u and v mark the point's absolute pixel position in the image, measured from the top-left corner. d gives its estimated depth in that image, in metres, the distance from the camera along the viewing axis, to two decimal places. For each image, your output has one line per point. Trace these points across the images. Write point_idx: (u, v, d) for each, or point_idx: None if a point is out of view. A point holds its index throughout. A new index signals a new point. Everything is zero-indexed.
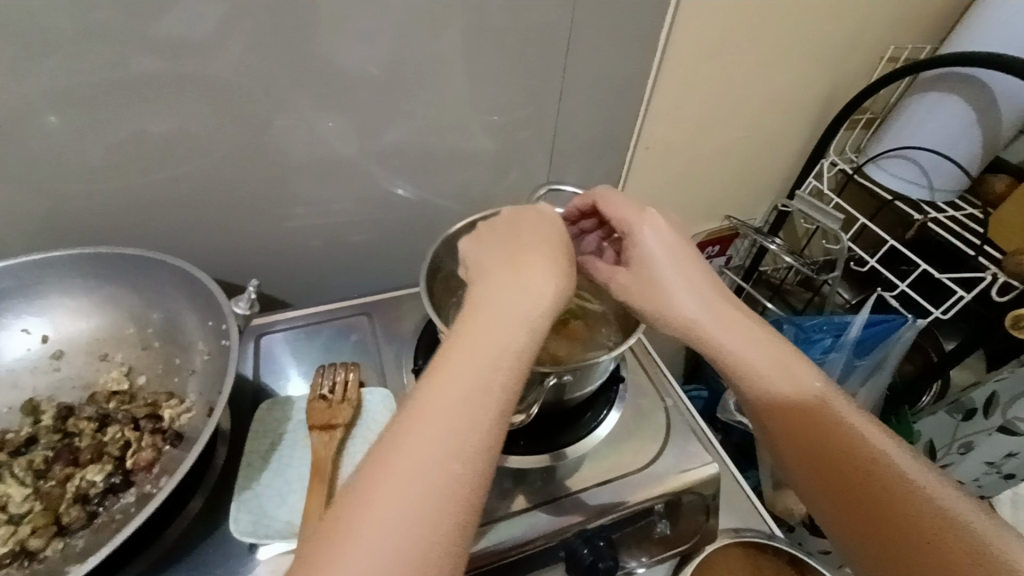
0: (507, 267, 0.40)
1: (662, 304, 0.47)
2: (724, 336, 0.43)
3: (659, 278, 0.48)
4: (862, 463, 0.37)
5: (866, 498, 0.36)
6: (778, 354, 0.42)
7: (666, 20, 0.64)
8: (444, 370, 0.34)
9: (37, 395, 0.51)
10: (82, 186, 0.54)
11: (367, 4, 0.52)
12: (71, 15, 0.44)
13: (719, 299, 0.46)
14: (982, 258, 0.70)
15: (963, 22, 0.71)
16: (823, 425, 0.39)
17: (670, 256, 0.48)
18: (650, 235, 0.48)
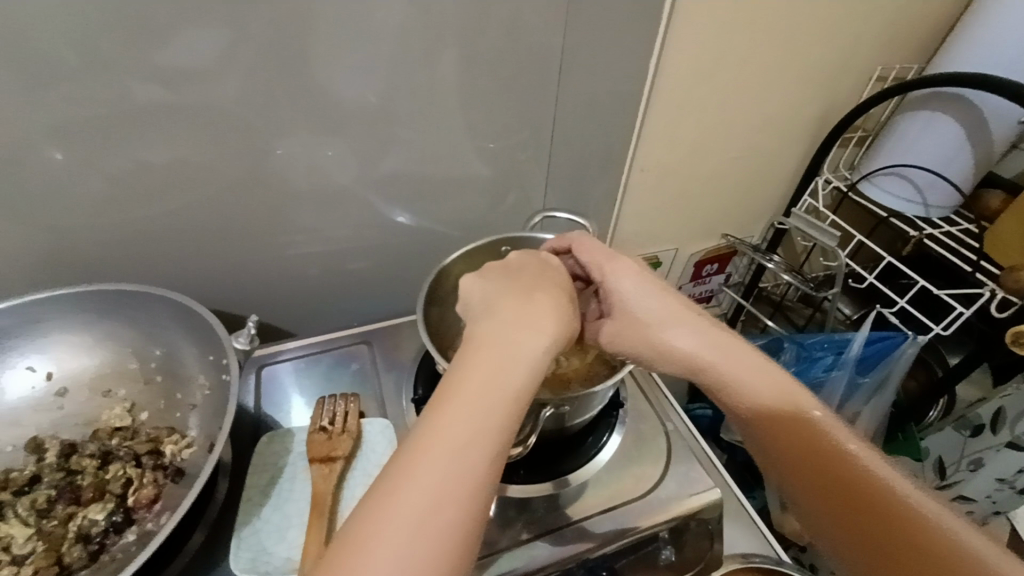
0: (517, 298, 0.41)
1: (654, 343, 0.45)
2: (727, 366, 0.42)
3: (642, 316, 0.46)
4: (870, 490, 0.36)
5: (877, 527, 0.35)
6: (778, 382, 0.41)
7: (654, 47, 0.65)
8: (447, 408, 0.34)
9: (39, 432, 0.51)
10: (85, 220, 0.55)
11: (361, 40, 0.53)
12: (77, 56, 0.46)
13: (711, 331, 0.45)
14: (980, 274, 0.70)
15: (949, 42, 0.73)
16: (830, 453, 0.38)
17: (648, 296, 0.47)
18: (627, 277, 0.48)
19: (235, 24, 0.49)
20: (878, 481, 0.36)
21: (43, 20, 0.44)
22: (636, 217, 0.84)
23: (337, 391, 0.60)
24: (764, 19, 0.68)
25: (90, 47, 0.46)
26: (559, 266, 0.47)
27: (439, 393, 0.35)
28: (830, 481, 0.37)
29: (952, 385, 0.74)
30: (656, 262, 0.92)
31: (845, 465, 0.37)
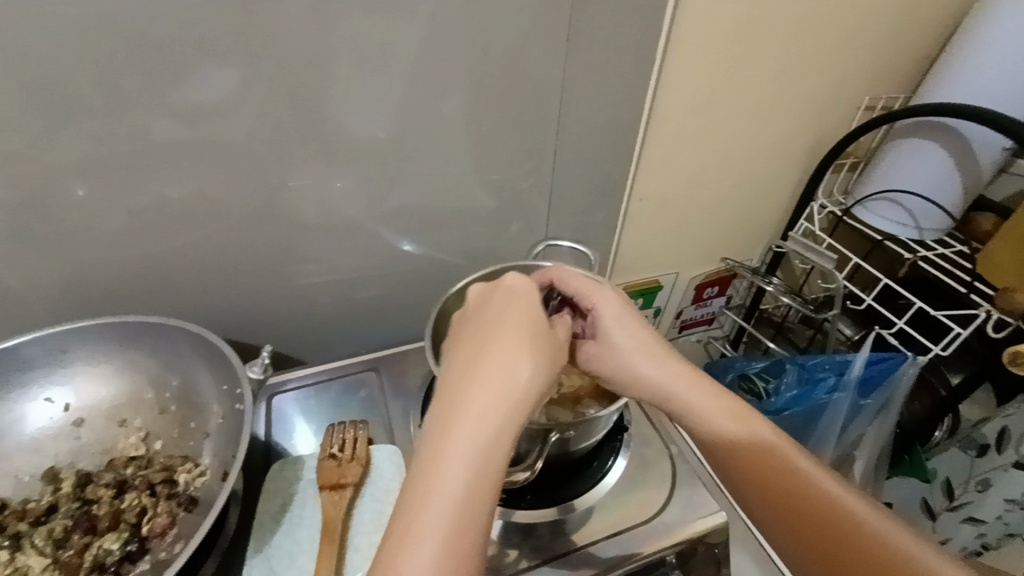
0: (494, 345, 0.41)
1: (625, 372, 0.48)
2: (694, 399, 0.47)
3: (613, 346, 0.49)
4: (815, 503, 0.45)
5: (815, 529, 0.45)
6: (736, 409, 0.47)
7: (651, 83, 0.68)
8: (435, 469, 0.35)
9: (57, 462, 0.53)
10: (105, 252, 0.57)
11: (373, 82, 0.56)
12: (105, 97, 0.49)
13: (675, 362, 0.48)
14: (975, 295, 0.72)
15: (933, 73, 0.76)
16: (781, 474, 0.46)
17: (625, 328, 0.49)
18: (603, 305, 0.50)
19: (253, 67, 0.52)
20: (817, 493, 0.45)
21: (73, 67, 0.47)
22: (636, 243, 0.86)
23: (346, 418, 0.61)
24: (754, 55, 0.71)
25: (117, 89, 0.49)
26: (525, 298, 0.44)
27: (425, 452, 0.36)
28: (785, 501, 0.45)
29: (953, 404, 0.75)
30: (657, 286, 0.94)
31: (797, 486, 0.45)
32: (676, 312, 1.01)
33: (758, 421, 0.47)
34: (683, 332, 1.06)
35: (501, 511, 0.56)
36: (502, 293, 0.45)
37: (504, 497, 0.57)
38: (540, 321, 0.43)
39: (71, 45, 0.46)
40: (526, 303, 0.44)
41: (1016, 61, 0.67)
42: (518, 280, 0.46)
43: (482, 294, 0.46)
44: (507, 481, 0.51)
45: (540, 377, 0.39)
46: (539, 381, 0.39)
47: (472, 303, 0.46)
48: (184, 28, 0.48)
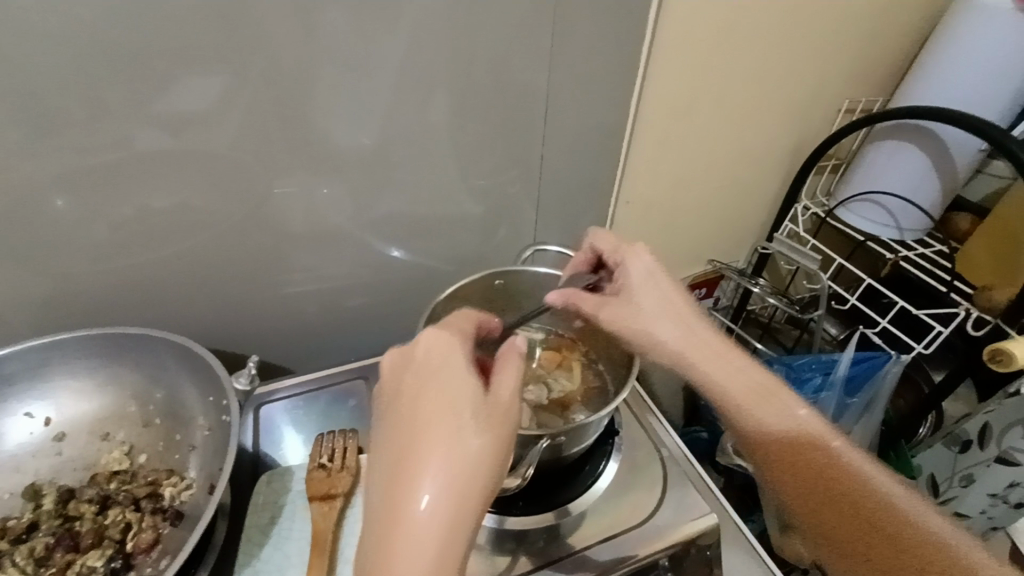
0: (414, 447, 0.36)
1: (647, 333, 0.54)
2: (715, 369, 0.52)
3: (637, 305, 0.55)
4: (849, 487, 0.46)
5: (842, 509, 0.46)
6: (764, 385, 0.50)
7: (635, 88, 0.69)
8: (399, 561, 0.33)
9: (39, 478, 0.52)
10: (86, 264, 0.56)
11: (358, 90, 0.56)
12: (83, 107, 0.48)
13: (698, 327, 0.54)
14: (954, 293, 0.73)
15: (909, 77, 0.78)
16: (812, 455, 0.47)
17: (651, 287, 0.55)
18: (632, 265, 0.56)
19: (236, 76, 0.51)
20: (847, 474, 0.46)
21: (51, 78, 0.46)
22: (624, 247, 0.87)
23: (335, 427, 0.61)
24: (736, 59, 0.72)
25: (95, 99, 0.48)
26: (460, 358, 0.41)
27: (384, 546, 0.33)
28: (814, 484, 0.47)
29: (939, 401, 0.76)
30: None
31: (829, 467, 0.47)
32: None
33: (789, 401, 0.49)
34: None
35: (494, 518, 0.56)
36: (430, 354, 0.41)
37: (496, 504, 0.57)
38: (463, 401, 0.38)
39: (48, 55, 0.45)
40: (460, 362, 0.41)
41: (991, 65, 0.69)
42: (444, 337, 0.42)
43: (405, 357, 0.41)
44: (498, 489, 0.51)
45: (498, 441, 0.37)
46: (498, 444, 0.37)
47: (397, 367, 0.41)
48: (164, 38, 0.47)
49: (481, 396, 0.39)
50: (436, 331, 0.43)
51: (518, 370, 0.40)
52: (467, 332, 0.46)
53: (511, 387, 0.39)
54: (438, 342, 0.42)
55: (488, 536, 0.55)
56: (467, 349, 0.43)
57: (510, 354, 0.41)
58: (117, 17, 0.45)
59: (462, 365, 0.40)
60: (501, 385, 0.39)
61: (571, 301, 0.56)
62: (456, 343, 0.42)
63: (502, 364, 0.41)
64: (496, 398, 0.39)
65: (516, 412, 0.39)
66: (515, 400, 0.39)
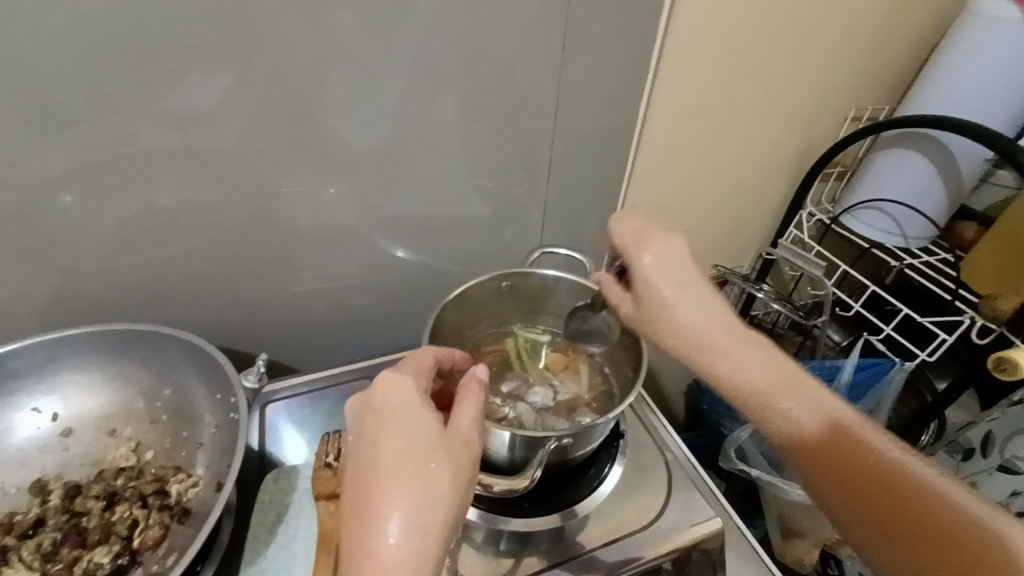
0: (375, 483, 0.36)
1: (670, 328, 0.52)
2: (740, 361, 0.49)
3: (658, 301, 0.52)
4: (893, 481, 0.41)
5: (888, 507, 0.41)
6: (790, 375, 0.48)
7: (643, 93, 0.69)
8: None
9: (45, 474, 0.52)
10: (93, 260, 0.57)
11: (369, 90, 0.56)
12: (95, 102, 0.48)
13: (724, 323, 0.51)
14: (959, 302, 0.73)
15: (915, 86, 0.78)
16: (848, 448, 0.43)
17: (667, 279, 0.51)
18: (646, 260, 0.52)
19: (247, 74, 0.51)
20: (887, 465, 0.42)
21: (63, 75, 0.46)
22: None
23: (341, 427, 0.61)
24: (743, 65, 0.72)
25: (107, 95, 0.48)
26: (417, 393, 0.41)
27: None
28: (852, 476, 0.42)
29: (942, 410, 0.76)
30: None
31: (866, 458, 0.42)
32: None
33: (818, 389, 0.46)
34: None
35: (498, 519, 0.55)
36: (385, 394, 0.41)
37: (500, 505, 0.56)
38: (422, 436, 0.38)
39: (61, 52, 0.45)
40: (417, 397, 0.41)
41: (997, 76, 0.69)
42: (398, 378, 0.42)
43: (363, 402, 0.41)
44: (507, 490, 0.49)
45: (461, 467, 0.38)
46: (462, 470, 0.38)
47: (355, 413, 0.41)
48: (178, 37, 0.48)
49: (440, 430, 0.39)
50: (390, 373, 0.42)
51: (478, 397, 0.43)
52: (424, 369, 0.45)
53: (469, 419, 0.41)
54: (392, 382, 0.41)
55: (493, 538, 0.55)
56: (423, 387, 0.43)
57: (471, 385, 0.43)
58: (130, 15, 0.45)
59: (419, 402, 0.40)
60: (460, 419, 0.41)
61: (605, 287, 0.56)
62: (411, 382, 0.42)
63: (462, 397, 0.43)
64: (455, 431, 0.40)
65: (476, 442, 0.40)
66: (473, 433, 0.41)
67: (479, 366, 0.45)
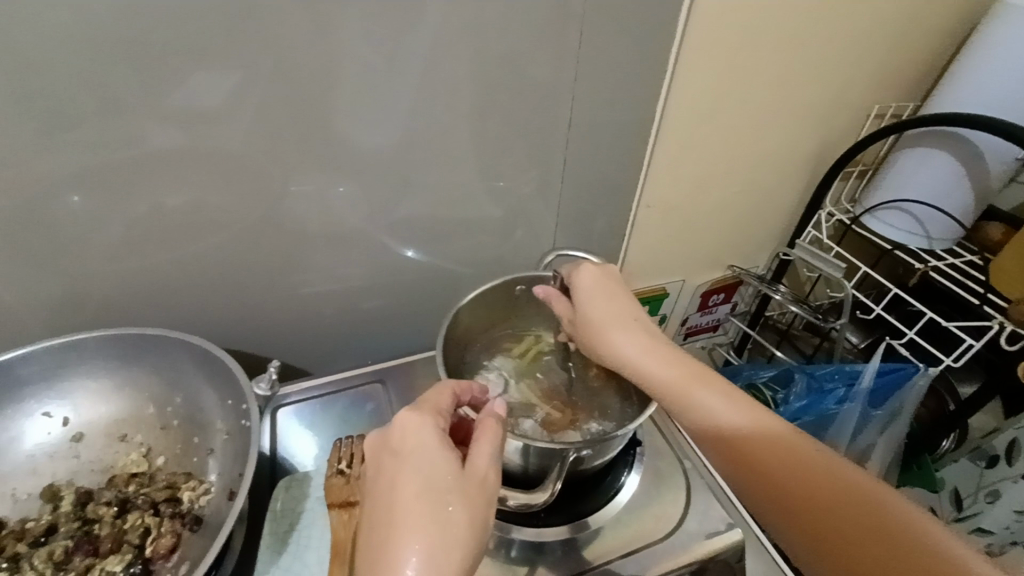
0: (391, 528, 0.36)
1: (606, 340, 0.54)
2: (664, 369, 0.51)
3: (590, 316, 0.56)
4: (808, 476, 0.43)
5: (809, 505, 0.43)
6: (700, 371, 0.51)
7: (661, 91, 0.67)
8: None
9: (56, 480, 0.51)
10: (102, 260, 0.56)
11: (381, 91, 0.55)
12: (103, 100, 0.47)
13: (652, 336, 0.54)
14: (987, 306, 0.71)
15: (940, 83, 0.76)
16: (771, 452, 0.45)
17: (599, 294, 0.57)
18: (584, 279, 0.58)
19: (254, 71, 0.50)
20: (805, 465, 0.44)
21: (68, 71, 0.45)
22: (643, 252, 0.86)
23: (352, 433, 0.60)
24: (763, 61, 0.70)
25: (115, 92, 0.47)
26: (430, 432, 0.41)
27: None
28: (785, 483, 0.44)
29: (964, 418, 0.74)
30: (664, 294, 0.93)
31: (785, 461, 0.44)
32: (682, 320, 1.00)
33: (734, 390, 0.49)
34: (688, 339, 1.04)
35: (509, 528, 0.55)
36: (400, 435, 0.41)
37: (514, 514, 0.56)
38: (437, 479, 0.38)
39: (65, 48, 0.44)
40: (432, 437, 0.40)
41: None
42: (413, 417, 0.42)
43: (381, 443, 0.41)
44: (525, 504, 0.48)
45: (477, 512, 0.38)
46: (477, 514, 0.38)
47: (376, 452, 0.41)
48: (185, 33, 0.46)
49: (456, 470, 0.39)
50: (408, 413, 0.42)
51: (494, 434, 0.42)
52: (444, 407, 0.44)
53: (487, 458, 0.40)
54: (411, 423, 0.41)
55: (506, 548, 0.54)
56: (442, 426, 0.42)
57: (487, 422, 0.42)
58: (136, 8, 0.44)
59: (437, 444, 0.40)
60: (477, 458, 0.40)
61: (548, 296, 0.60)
62: (428, 422, 0.41)
63: (478, 434, 0.42)
64: (472, 471, 0.39)
65: (493, 483, 0.40)
66: (490, 471, 0.40)
67: (497, 401, 0.45)
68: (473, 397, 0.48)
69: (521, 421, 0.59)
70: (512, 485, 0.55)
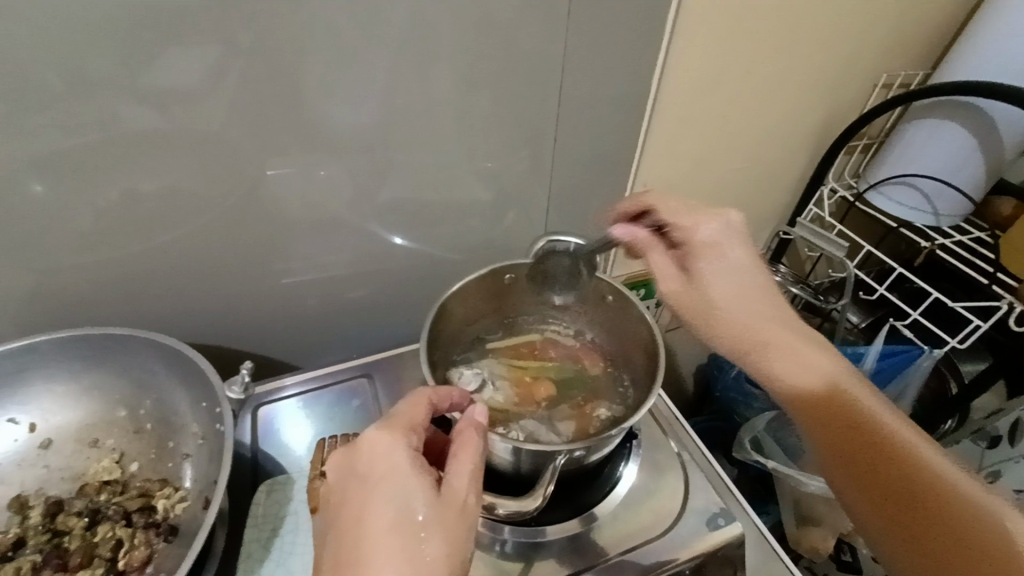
0: (359, 558, 0.35)
1: (711, 314, 0.53)
2: (771, 340, 0.49)
3: (706, 286, 0.54)
4: (873, 429, 0.41)
5: (870, 461, 0.40)
6: (799, 342, 0.48)
7: (657, 64, 0.63)
8: None
9: (25, 490, 0.49)
10: (68, 254, 0.52)
11: (357, 68, 0.51)
12: (59, 78, 0.43)
13: (764, 308, 0.52)
14: (996, 286, 0.68)
15: (954, 49, 0.71)
16: (840, 406, 0.43)
17: (718, 255, 0.54)
18: (705, 230, 0.54)
19: (226, 44, 0.46)
20: (868, 418, 0.41)
21: (22, 46, 0.41)
22: None
23: (338, 431, 0.58)
24: (766, 29, 0.66)
25: (71, 68, 0.43)
26: (400, 456, 0.39)
27: None
28: (844, 433, 0.41)
29: (966, 401, 0.72)
30: None
31: (851, 413, 0.42)
32: None
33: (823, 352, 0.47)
34: None
35: (502, 527, 0.53)
36: (368, 460, 0.39)
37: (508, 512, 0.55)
38: (411, 506, 0.37)
39: (15, 18, 0.40)
40: (401, 460, 0.39)
41: None
42: (381, 439, 0.40)
43: (346, 466, 0.40)
44: (516, 511, 0.45)
45: (453, 541, 0.36)
46: (454, 543, 0.36)
47: (342, 477, 0.40)
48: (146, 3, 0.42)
49: (430, 496, 0.38)
50: (377, 433, 0.40)
51: (474, 449, 0.40)
52: (417, 422, 0.42)
53: (465, 479, 0.39)
54: (379, 445, 0.40)
55: (498, 546, 0.53)
56: (413, 446, 0.40)
57: (468, 434, 0.41)
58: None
59: (410, 467, 0.38)
60: (454, 478, 0.39)
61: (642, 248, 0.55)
62: (400, 442, 0.40)
63: (456, 450, 0.40)
64: (448, 494, 0.38)
65: (473, 503, 0.39)
66: (468, 493, 0.39)
67: (478, 408, 0.44)
68: (453, 403, 0.46)
69: (517, 424, 0.57)
70: (505, 485, 0.52)
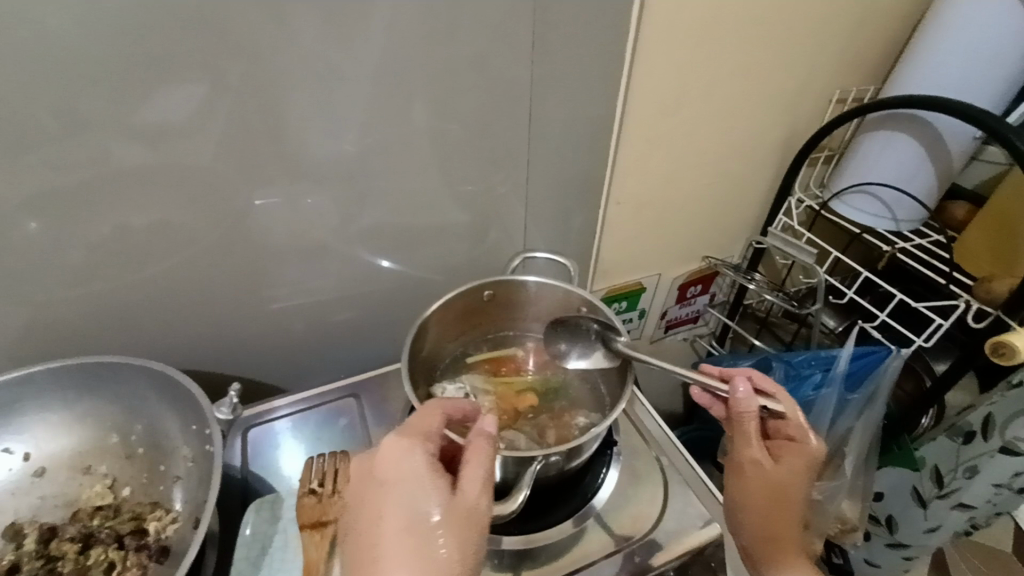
0: (376, 555, 0.38)
1: (762, 478, 0.59)
2: (786, 484, 0.59)
3: (771, 468, 0.59)
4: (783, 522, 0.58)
5: (771, 531, 0.58)
6: (784, 485, 0.59)
7: (619, 89, 0.67)
8: None
9: (19, 517, 0.50)
10: (60, 287, 0.54)
11: (335, 104, 0.54)
12: (54, 120, 0.46)
13: (796, 489, 0.59)
14: (953, 286, 0.72)
15: (899, 66, 0.76)
16: (778, 493, 0.58)
17: (797, 455, 0.59)
18: (804, 449, 0.59)
19: (211, 84, 0.49)
20: (785, 505, 0.59)
21: (19, 92, 0.44)
22: (616, 250, 0.85)
23: (325, 450, 0.59)
24: (723, 53, 0.70)
25: (66, 111, 0.46)
26: (417, 461, 0.42)
27: None
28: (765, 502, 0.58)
29: (942, 395, 0.73)
30: (641, 289, 0.93)
31: (782, 498, 0.59)
32: (661, 313, 1.00)
33: (791, 481, 0.59)
34: (669, 331, 1.05)
35: (499, 538, 0.55)
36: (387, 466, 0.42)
37: (498, 523, 0.56)
38: (426, 509, 0.40)
39: (15, 66, 0.43)
40: (416, 466, 0.41)
41: (981, 53, 0.67)
42: (402, 445, 0.42)
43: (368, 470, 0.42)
44: (495, 514, 0.46)
45: (466, 545, 0.39)
46: (467, 547, 0.39)
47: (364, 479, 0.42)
48: (137, 48, 0.45)
49: (444, 502, 0.40)
50: (393, 439, 0.43)
51: (485, 456, 0.42)
52: (432, 429, 0.45)
53: (476, 485, 0.41)
54: (397, 451, 0.42)
55: (487, 556, 0.54)
56: (428, 452, 0.43)
57: (478, 444, 0.43)
58: (87, 24, 0.43)
59: (424, 473, 0.41)
60: (467, 484, 0.41)
61: (739, 404, 0.57)
62: (416, 447, 0.42)
63: (468, 457, 0.42)
64: (461, 500, 0.40)
65: (484, 509, 0.41)
66: (482, 500, 0.41)
67: (488, 418, 0.45)
68: (465, 413, 0.48)
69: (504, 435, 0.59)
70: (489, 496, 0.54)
